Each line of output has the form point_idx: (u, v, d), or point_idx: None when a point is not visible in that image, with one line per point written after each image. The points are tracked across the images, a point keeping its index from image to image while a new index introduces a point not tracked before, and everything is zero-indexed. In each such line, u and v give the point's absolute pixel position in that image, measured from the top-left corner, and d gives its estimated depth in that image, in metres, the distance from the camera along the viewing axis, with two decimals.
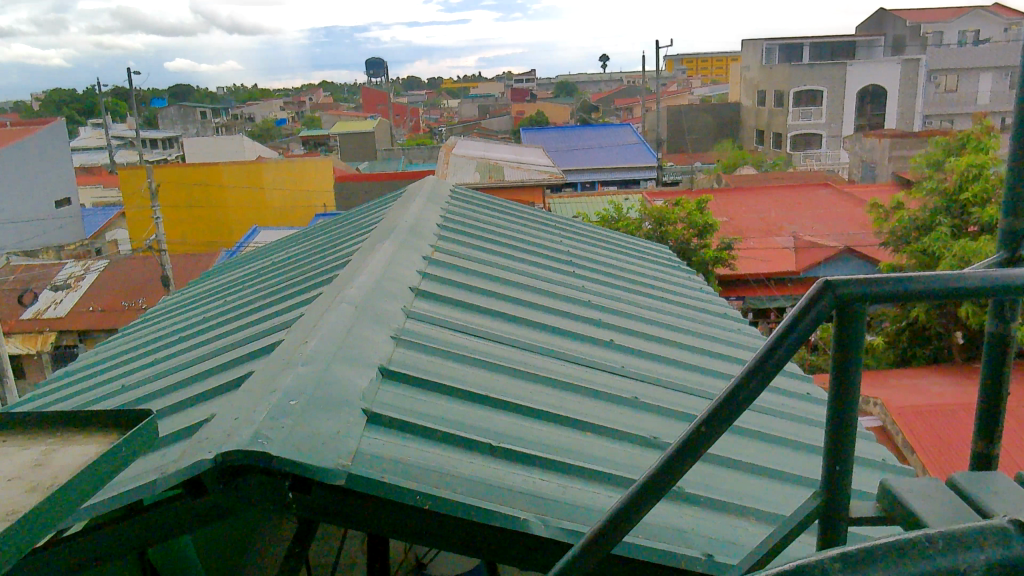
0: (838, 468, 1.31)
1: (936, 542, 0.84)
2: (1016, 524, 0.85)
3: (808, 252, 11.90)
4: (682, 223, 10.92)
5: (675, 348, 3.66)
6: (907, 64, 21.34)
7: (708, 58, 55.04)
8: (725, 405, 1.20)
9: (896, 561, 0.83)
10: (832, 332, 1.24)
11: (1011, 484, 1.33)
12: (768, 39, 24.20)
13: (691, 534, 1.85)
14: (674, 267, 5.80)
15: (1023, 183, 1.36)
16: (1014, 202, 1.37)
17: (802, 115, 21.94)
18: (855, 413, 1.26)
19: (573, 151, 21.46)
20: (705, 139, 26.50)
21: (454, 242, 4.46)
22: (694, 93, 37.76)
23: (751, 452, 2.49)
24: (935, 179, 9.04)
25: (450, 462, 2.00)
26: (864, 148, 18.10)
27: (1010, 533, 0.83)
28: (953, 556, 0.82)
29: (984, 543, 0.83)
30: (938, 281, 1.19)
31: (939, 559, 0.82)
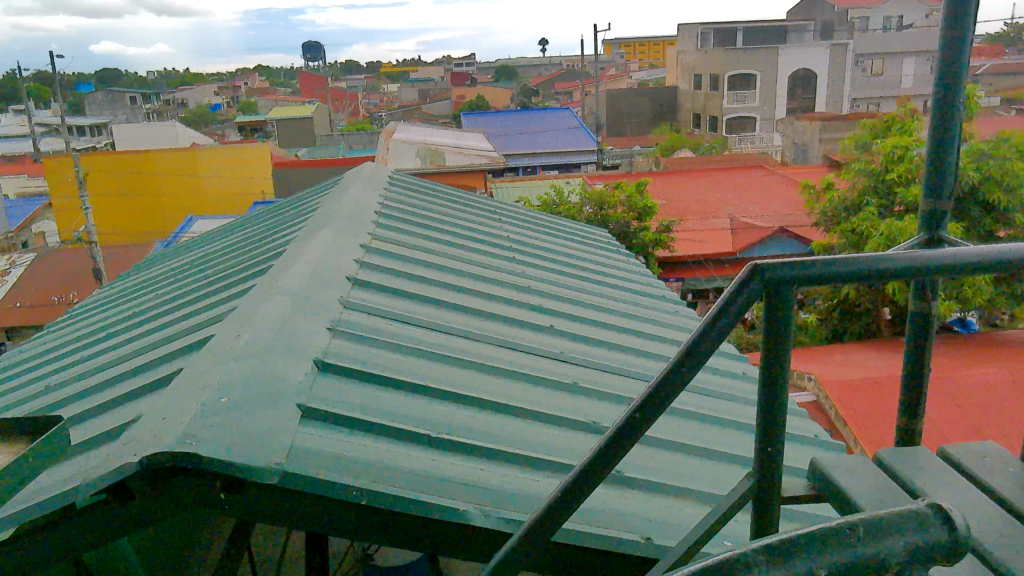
0: (770, 451, 1.33)
1: (855, 529, 0.84)
2: (933, 507, 0.87)
3: (743, 233, 12.11)
4: (622, 207, 11.05)
5: (613, 331, 3.69)
6: (835, 48, 21.94)
7: (647, 41, 55.50)
8: (661, 390, 1.21)
9: (821, 547, 0.83)
10: (764, 312, 1.26)
11: (936, 461, 1.38)
12: (703, 24, 24.59)
13: (631, 519, 1.86)
14: (614, 251, 5.85)
15: (941, 164, 1.42)
16: (934, 186, 1.43)
17: (736, 99, 22.38)
18: (784, 388, 1.28)
19: (513, 135, 21.40)
20: (643, 123, 26.81)
21: (393, 229, 4.38)
22: (633, 77, 38.21)
23: (688, 434, 2.52)
24: (862, 160, 9.32)
25: (389, 453, 1.98)
26: (795, 131, 18.59)
27: (927, 516, 0.86)
28: (880, 543, 0.83)
29: (903, 529, 0.84)
30: (866, 263, 1.22)
31: (862, 548, 0.83)
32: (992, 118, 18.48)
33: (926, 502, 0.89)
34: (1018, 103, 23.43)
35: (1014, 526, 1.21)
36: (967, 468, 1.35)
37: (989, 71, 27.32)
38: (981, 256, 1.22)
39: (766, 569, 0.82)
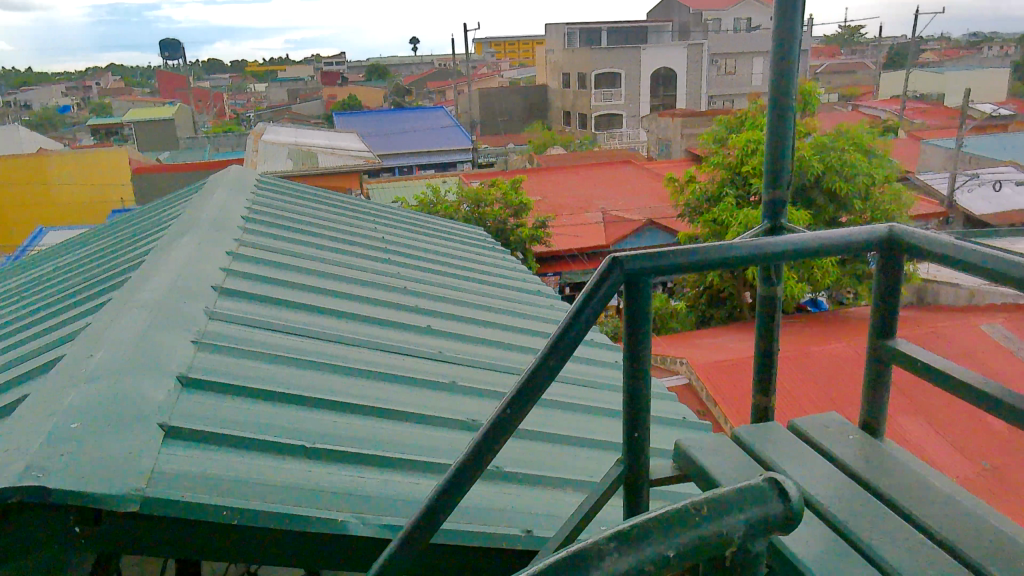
0: (637, 435, 1.38)
1: (701, 507, 0.74)
2: (772, 479, 0.82)
3: (615, 226, 12.50)
4: (498, 204, 11.14)
5: (489, 328, 3.71)
6: (692, 48, 23.08)
7: (516, 40, 56.06)
8: (532, 382, 1.23)
9: (670, 529, 0.75)
10: (624, 304, 1.31)
11: (785, 433, 1.49)
12: (568, 24, 25.17)
13: (510, 513, 1.87)
14: (491, 248, 5.89)
15: None
16: None
17: (603, 97, 23.07)
18: (648, 373, 1.34)
19: (387, 135, 21.12)
20: (516, 121, 27.16)
21: (261, 234, 4.20)
22: (504, 75, 38.61)
23: (565, 425, 2.57)
24: (720, 153, 9.86)
25: (262, 468, 1.90)
26: (659, 127, 19.40)
27: (765, 491, 0.80)
28: (725, 522, 0.76)
29: (748, 504, 0.78)
30: (718, 251, 1.29)
31: (708, 527, 0.76)
32: (833, 113, 20.02)
33: (768, 478, 0.83)
34: (854, 99, 25.52)
35: (856, 488, 1.30)
36: (815, 437, 1.46)
37: (828, 70, 29.62)
38: (817, 242, 1.32)
39: (621, 558, 0.72)
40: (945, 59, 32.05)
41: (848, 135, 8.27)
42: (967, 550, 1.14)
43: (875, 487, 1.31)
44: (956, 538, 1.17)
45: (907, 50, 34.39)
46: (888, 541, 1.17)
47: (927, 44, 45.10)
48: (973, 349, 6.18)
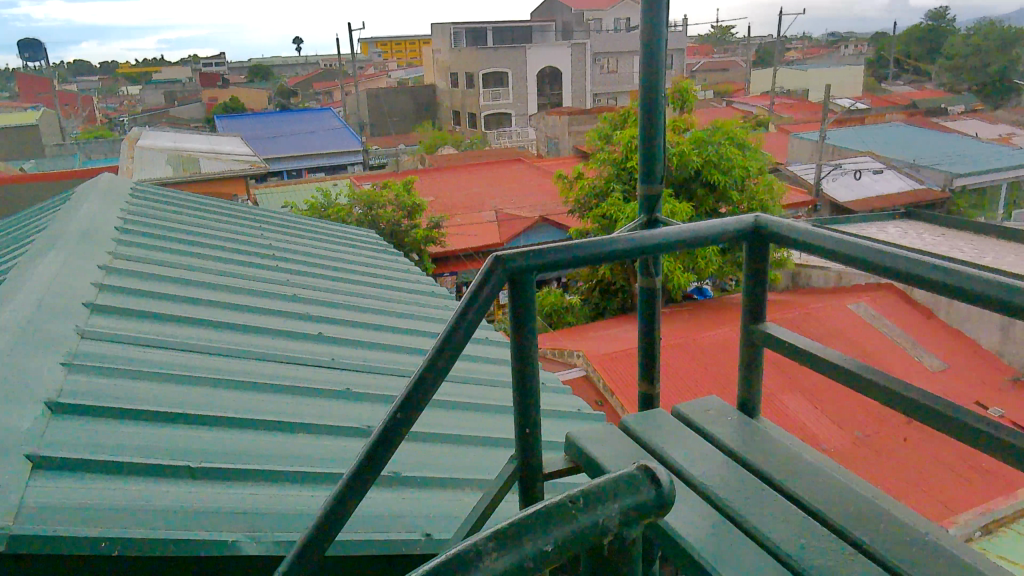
0: (529, 428, 1.40)
1: (579, 499, 0.74)
2: (645, 468, 0.80)
3: (508, 224, 12.60)
4: (391, 206, 11.01)
5: (384, 331, 3.67)
6: (575, 47, 23.56)
7: (401, 40, 55.50)
8: (422, 383, 1.22)
9: (545, 524, 0.72)
10: (509, 299, 1.32)
11: (672, 419, 1.54)
12: (454, 24, 25.13)
13: (408, 518, 1.85)
14: (384, 251, 5.81)
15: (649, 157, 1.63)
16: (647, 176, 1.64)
17: (491, 96, 23.18)
18: (535, 367, 1.36)
19: (273, 138, 20.43)
20: (406, 122, 26.91)
21: (137, 245, 3.98)
22: (391, 76, 38.17)
23: (463, 425, 2.56)
24: (605, 151, 10.13)
25: (142, 495, 1.79)
26: (547, 126, 19.71)
27: (638, 478, 0.78)
28: (599, 512, 0.74)
29: (621, 491, 0.77)
30: (597, 245, 1.33)
31: (581, 519, 0.73)
32: (709, 110, 20.96)
33: (645, 465, 0.82)
34: (728, 95, 26.79)
35: (736, 467, 1.36)
36: (696, 421, 1.52)
37: (703, 68, 30.97)
38: (688, 234, 1.38)
39: (496, 555, 0.69)
40: (808, 57, 34.18)
41: (722, 130, 8.68)
42: (838, 519, 1.22)
43: (752, 464, 1.38)
44: (829, 508, 1.24)
45: (773, 49, 36.47)
46: (767, 514, 1.23)
47: (791, 43, 47.97)
48: (843, 328, 6.61)
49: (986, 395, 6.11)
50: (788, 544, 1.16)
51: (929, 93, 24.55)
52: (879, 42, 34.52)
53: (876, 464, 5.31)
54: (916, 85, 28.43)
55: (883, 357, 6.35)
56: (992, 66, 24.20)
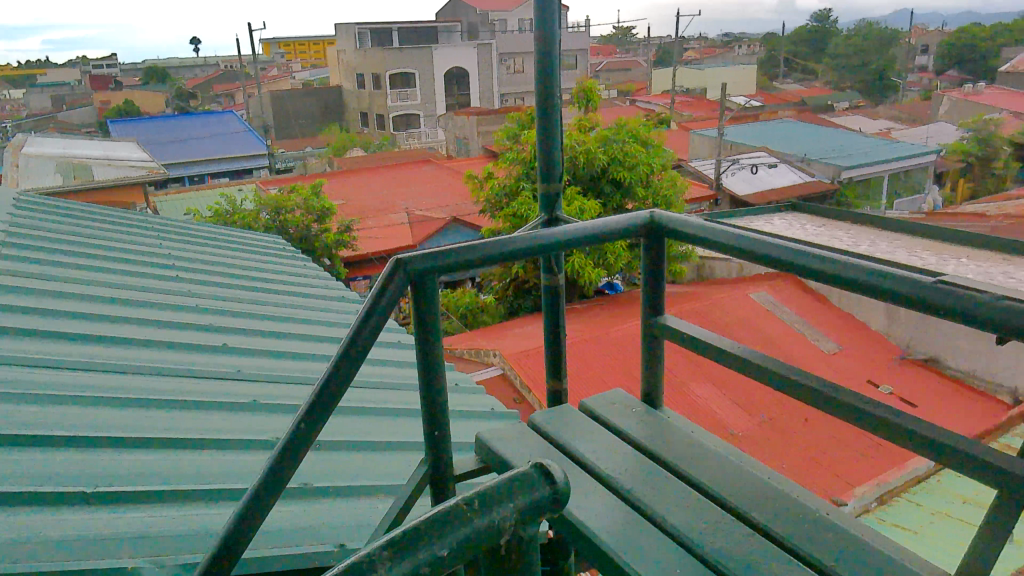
0: (438, 431, 1.39)
1: (472, 502, 0.74)
2: (540, 467, 0.80)
3: (420, 225, 12.50)
4: (299, 210, 10.73)
5: (294, 339, 3.56)
6: (481, 48, 23.59)
7: (305, 41, 54.14)
8: (325, 392, 1.20)
9: (438, 529, 0.71)
10: (411, 304, 1.31)
11: (580, 414, 1.56)
12: (358, 24, 24.71)
13: (322, 530, 1.81)
14: (292, 256, 5.65)
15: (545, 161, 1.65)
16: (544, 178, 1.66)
17: (399, 97, 22.91)
18: (441, 370, 1.35)
19: (171, 142, 19.55)
20: (312, 124, 26.31)
21: (20, 259, 3.73)
22: (296, 77, 37.22)
23: (376, 429, 2.52)
24: (514, 150, 10.19)
25: (28, 527, 1.68)
26: (456, 126, 19.67)
27: (534, 478, 0.79)
28: (493, 514, 0.74)
29: (517, 493, 0.77)
30: (499, 245, 1.33)
31: (474, 522, 0.73)
32: (613, 108, 21.40)
33: (540, 465, 0.82)
34: (632, 94, 27.43)
35: (641, 458, 1.39)
36: (603, 414, 1.55)
37: (608, 68, 31.59)
38: (587, 231, 1.40)
39: (389, 564, 0.68)
40: (706, 56, 35.36)
41: (626, 127, 8.88)
42: (738, 502, 1.25)
43: (656, 453, 1.41)
44: (728, 493, 1.28)
45: (672, 49, 37.59)
46: (669, 502, 1.26)
47: (689, 43, 49.54)
48: (745, 316, 6.89)
49: (876, 373, 6.51)
50: (689, 530, 1.19)
51: (818, 90, 25.85)
52: (771, 42, 36.09)
53: (779, 444, 5.56)
54: (807, 82, 29.88)
55: (783, 342, 6.65)
56: (873, 65, 25.70)
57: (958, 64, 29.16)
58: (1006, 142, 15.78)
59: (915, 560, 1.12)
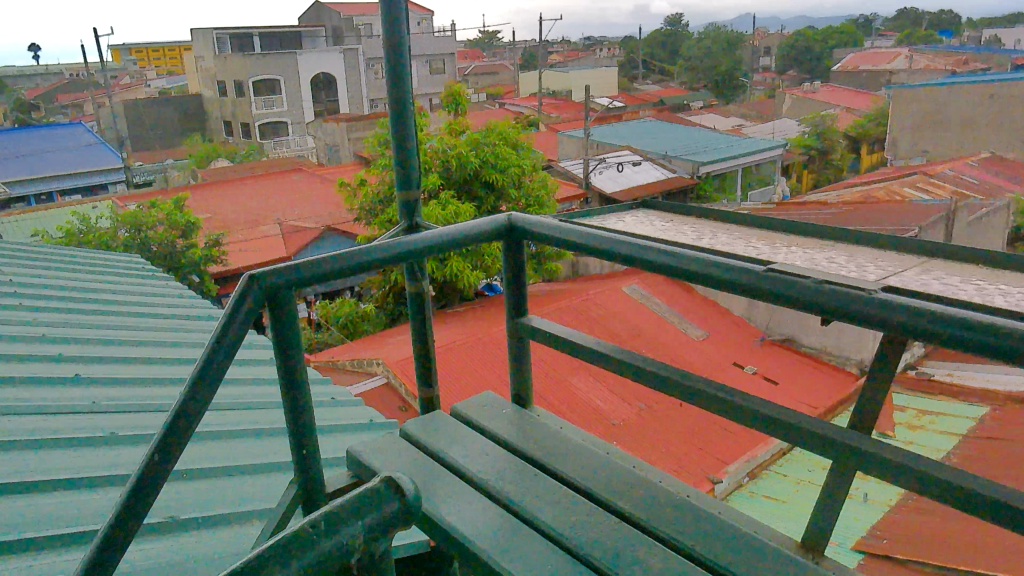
0: (305, 449, 1.35)
1: (316, 523, 0.73)
2: (393, 478, 0.79)
3: (294, 237, 12.09)
4: (162, 225, 10.08)
5: (156, 364, 3.34)
6: (347, 53, 23.11)
7: (159, 47, 51.11)
8: (180, 416, 1.12)
9: (280, 557, 0.70)
10: (268, 320, 1.26)
11: (452, 419, 1.56)
12: (216, 29, 23.55)
13: (190, 563, 1.72)
14: (153, 275, 5.31)
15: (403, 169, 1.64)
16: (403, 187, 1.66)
17: (264, 104, 22.05)
18: (305, 387, 1.31)
19: (12, 158, 17.88)
20: (171, 135, 24.90)
21: None
22: (151, 84, 35.09)
23: (248, 451, 2.41)
24: (386, 156, 10.03)
25: None
26: (326, 133, 19.19)
27: (386, 491, 0.78)
28: (338, 534, 0.73)
29: (367, 510, 0.76)
30: (358, 254, 1.31)
31: (319, 545, 0.72)
32: (484, 112, 21.55)
33: (397, 474, 0.82)
34: (500, 97, 27.72)
35: (514, 459, 1.40)
36: (473, 419, 1.55)
37: (476, 71, 31.81)
38: (445, 235, 1.40)
39: None
40: (570, 59, 36.28)
41: (497, 130, 8.97)
42: (603, 493, 1.29)
43: (528, 452, 1.43)
44: (594, 485, 1.31)
45: (538, 52, 38.30)
46: (539, 499, 1.27)
47: (553, 47, 50.68)
48: (620, 308, 7.12)
49: (741, 355, 6.91)
50: (559, 525, 1.21)
51: (674, 91, 27.14)
52: (629, 45, 37.54)
53: (658, 429, 5.78)
54: (664, 83, 31.29)
55: (657, 332, 6.92)
56: (723, 66, 27.30)
57: (796, 64, 31.49)
58: (841, 136, 17.21)
59: (768, 533, 1.18)
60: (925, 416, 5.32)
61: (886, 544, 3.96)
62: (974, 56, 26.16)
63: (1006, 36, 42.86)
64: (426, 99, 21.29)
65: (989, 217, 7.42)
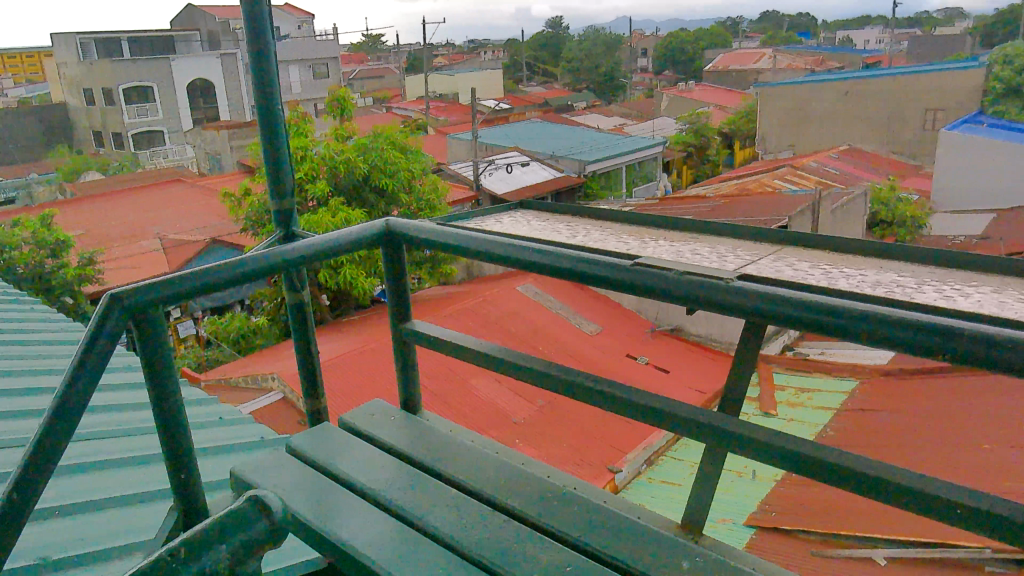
0: (184, 473, 1.29)
1: (185, 549, 0.80)
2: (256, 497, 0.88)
3: (176, 251, 11.51)
4: (28, 245, 9.35)
5: (19, 395, 3.08)
6: (225, 58, 22.21)
7: (14, 53, 47.35)
8: (42, 448, 1.05)
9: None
10: (135, 341, 1.20)
11: (340, 431, 1.53)
12: (79, 34, 22.07)
13: None
14: (20, 299, 4.94)
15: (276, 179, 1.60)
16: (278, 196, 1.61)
17: (137, 113, 20.86)
18: (180, 410, 1.26)
19: None
20: (34, 148, 23.15)
21: None
22: (7, 94, 32.47)
23: (126, 477, 2.27)
24: None
25: None
26: (206, 141, 18.37)
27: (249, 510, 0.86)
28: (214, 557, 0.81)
29: (242, 525, 0.84)
30: (232, 267, 1.26)
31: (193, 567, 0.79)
32: (372, 116, 21.24)
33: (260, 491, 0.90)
34: (386, 101, 27.43)
35: (404, 466, 1.39)
36: (362, 429, 1.53)
37: (360, 75, 31.34)
38: (322, 245, 1.38)
39: None
40: (454, 63, 36.36)
41: (384, 135, 8.88)
42: (492, 493, 1.30)
43: (417, 458, 1.42)
44: (484, 486, 1.32)
45: (423, 55, 38.10)
46: (430, 504, 1.27)
47: (437, 50, 50.60)
48: (516, 308, 7.18)
49: (634, 347, 7.13)
50: (450, 529, 1.21)
51: (558, 91, 27.68)
52: (511, 48, 38.01)
53: (559, 425, 5.86)
54: (547, 85, 31.88)
55: (552, 329, 7.03)
56: (603, 67, 28.12)
57: (671, 65, 32.86)
58: (716, 133, 18.06)
59: (651, 518, 1.22)
60: (803, 393, 5.66)
61: (774, 516, 4.19)
62: (830, 55, 28.13)
63: (855, 38, 46.40)
64: (310, 104, 20.81)
65: (849, 206, 8.01)
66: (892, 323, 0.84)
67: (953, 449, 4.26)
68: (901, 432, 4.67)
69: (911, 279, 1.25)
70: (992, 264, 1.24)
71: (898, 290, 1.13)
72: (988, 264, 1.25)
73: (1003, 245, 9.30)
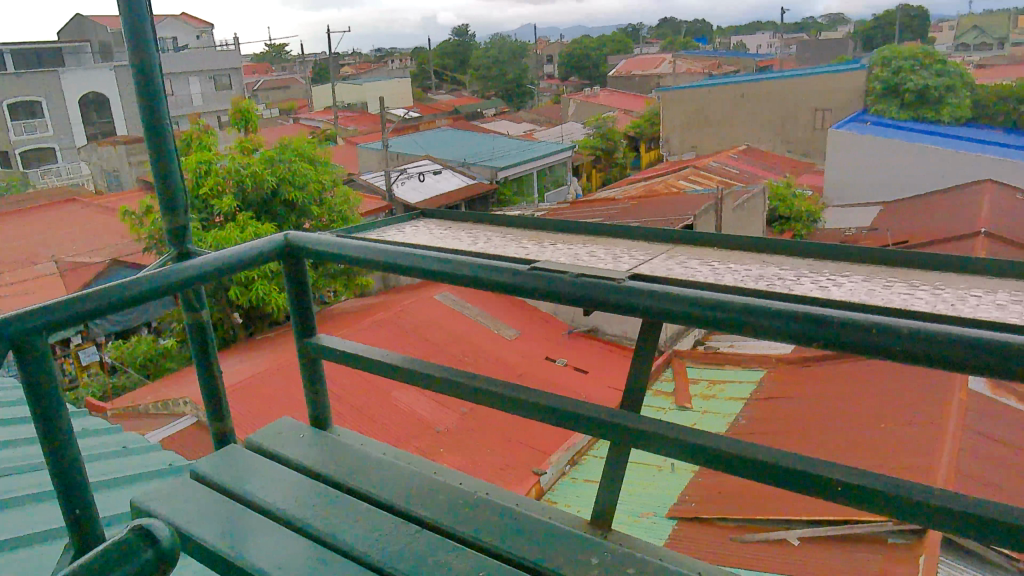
0: (78, 511, 1.24)
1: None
2: (140, 527, 0.86)
3: (74, 273, 10.91)
4: None
5: None
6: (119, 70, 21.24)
7: None
8: None
9: None
10: (20, 372, 1.14)
11: (246, 452, 1.49)
12: None
13: None
14: None
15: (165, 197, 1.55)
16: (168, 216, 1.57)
17: (24, 129, 19.68)
18: (71, 444, 1.21)
19: None
20: None
21: None
22: None
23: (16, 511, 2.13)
24: None
25: None
26: (101, 157, 17.49)
27: (139, 541, 0.84)
28: None
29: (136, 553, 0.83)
30: (124, 288, 1.20)
31: None
32: (278, 128, 20.74)
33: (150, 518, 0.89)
34: (292, 112, 26.81)
35: (313, 484, 1.36)
36: (269, 449, 1.49)
37: (264, 86, 30.52)
38: (217, 263, 1.34)
39: None
40: (361, 72, 35.89)
41: (291, 146, 8.69)
42: (404, 505, 1.29)
43: (327, 475, 1.39)
44: (392, 499, 1.31)
45: (329, 65, 37.48)
46: (340, 521, 1.24)
47: (343, 59, 49.83)
48: (433, 316, 7.15)
49: (552, 349, 7.22)
50: (360, 544, 1.19)
51: (467, 99, 27.73)
52: (418, 56, 37.85)
53: (481, 431, 5.86)
54: (456, 92, 31.89)
55: (471, 336, 7.03)
56: (510, 74, 28.37)
57: (576, 71, 33.47)
58: (622, 137, 18.48)
59: (562, 518, 1.24)
60: (715, 386, 5.86)
61: (694, 507, 4.31)
62: (725, 59, 29.24)
63: (748, 43, 48.52)
64: (212, 117, 20.13)
65: (748, 204, 8.35)
66: (776, 314, 0.88)
67: (851, 432, 4.50)
68: (805, 419, 4.89)
69: (791, 270, 1.30)
70: (864, 254, 1.32)
71: (779, 279, 1.16)
72: (861, 255, 1.33)
73: (889, 236, 9.90)
